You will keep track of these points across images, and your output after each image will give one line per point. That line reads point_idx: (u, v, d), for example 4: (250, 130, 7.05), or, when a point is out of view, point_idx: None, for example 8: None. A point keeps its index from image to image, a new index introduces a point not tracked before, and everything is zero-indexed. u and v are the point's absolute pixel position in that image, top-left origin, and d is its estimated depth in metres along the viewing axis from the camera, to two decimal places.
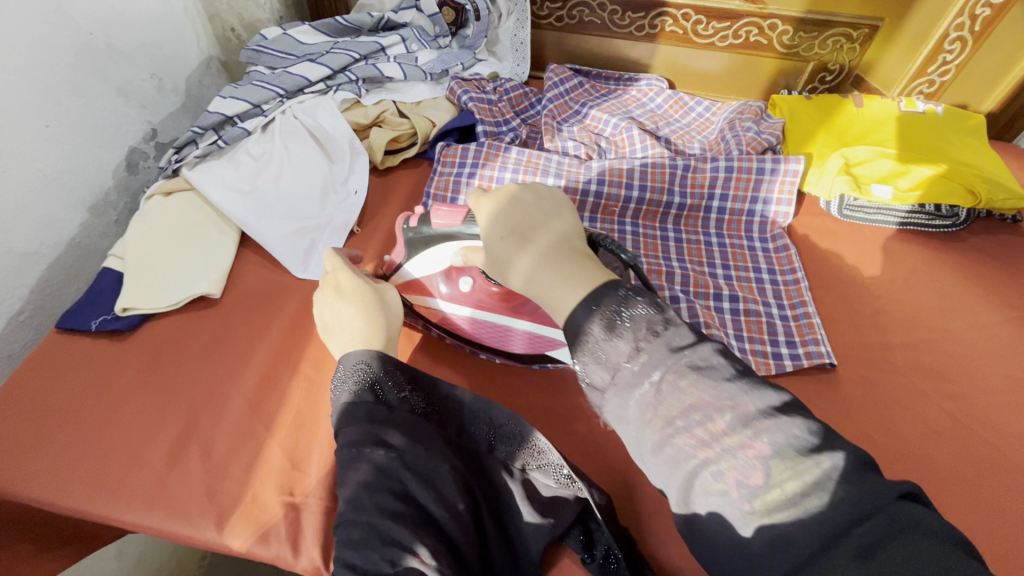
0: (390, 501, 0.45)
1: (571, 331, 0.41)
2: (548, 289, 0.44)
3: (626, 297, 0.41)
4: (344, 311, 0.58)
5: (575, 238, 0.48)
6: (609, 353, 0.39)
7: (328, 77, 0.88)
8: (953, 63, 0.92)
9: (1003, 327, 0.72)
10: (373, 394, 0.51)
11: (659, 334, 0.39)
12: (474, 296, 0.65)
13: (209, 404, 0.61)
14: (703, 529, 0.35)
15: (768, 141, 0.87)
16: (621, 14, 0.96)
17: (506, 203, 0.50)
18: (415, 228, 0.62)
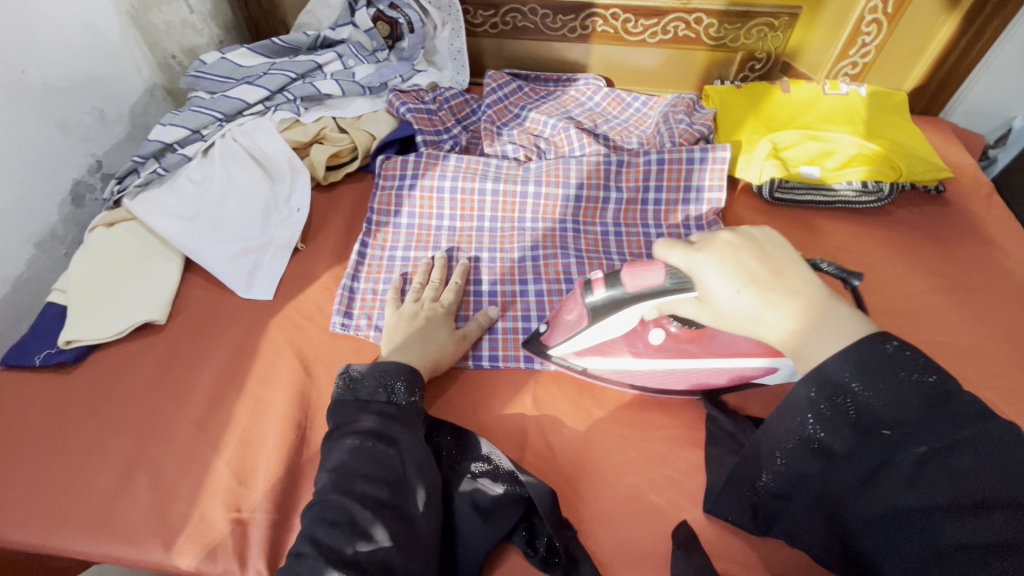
0: (369, 484, 0.49)
1: (832, 383, 0.41)
2: (809, 340, 0.45)
3: (897, 353, 0.41)
4: (433, 342, 0.66)
5: (814, 280, 0.48)
6: (867, 417, 0.40)
7: (266, 98, 0.89)
8: (873, 44, 0.95)
9: (927, 294, 0.76)
10: (384, 395, 0.56)
11: (941, 404, 0.39)
12: (663, 349, 0.61)
13: (157, 429, 0.62)
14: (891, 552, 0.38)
15: (699, 131, 0.90)
16: (553, 17, 0.99)
17: (727, 247, 0.50)
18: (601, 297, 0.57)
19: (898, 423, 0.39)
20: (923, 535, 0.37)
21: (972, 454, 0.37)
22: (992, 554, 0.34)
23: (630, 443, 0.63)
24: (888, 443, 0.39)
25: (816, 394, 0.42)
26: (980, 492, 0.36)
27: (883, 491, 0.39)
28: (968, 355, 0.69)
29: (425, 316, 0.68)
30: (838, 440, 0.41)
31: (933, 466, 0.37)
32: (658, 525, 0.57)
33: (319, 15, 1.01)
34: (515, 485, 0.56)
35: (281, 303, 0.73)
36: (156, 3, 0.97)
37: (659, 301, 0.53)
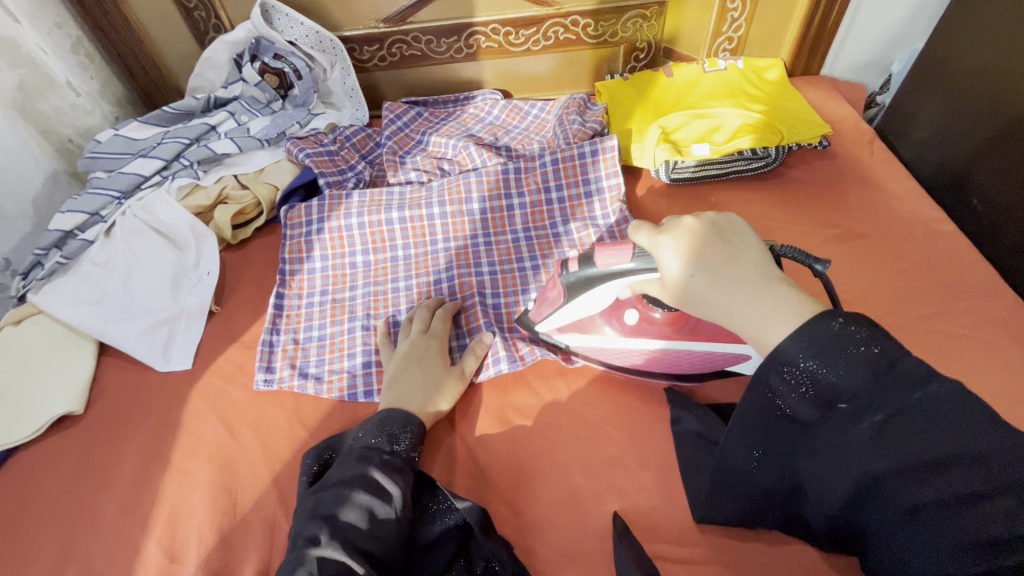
0: (359, 540, 0.49)
1: (780, 361, 0.41)
2: (755, 320, 0.44)
3: (842, 328, 0.40)
4: (431, 386, 0.65)
5: (772, 269, 0.47)
6: (823, 394, 0.40)
7: (163, 167, 0.89)
8: (741, 19, 0.99)
9: (823, 247, 0.79)
10: (388, 444, 0.57)
11: (881, 373, 0.39)
12: (639, 327, 0.64)
13: (83, 520, 0.61)
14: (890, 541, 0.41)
15: (592, 128, 0.92)
16: (436, 41, 1.01)
17: (686, 228, 0.50)
18: (577, 272, 0.62)
19: (856, 395, 0.39)
20: (905, 494, 0.39)
21: (924, 415, 0.38)
22: (960, 507, 0.37)
23: (556, 443, 0.64)
24: (843, 417, 0.40)
25: (767, 368, 0.42)
26: (931, 453, 0.38)
27: (848, 459, 0.41)
28: (866, 298, 0.73)
29: (419, 355, 0.67)
30: (801, 409, 0.42)
31: (890, 429, 0.39)
32: (587, 519, 0.59)
33: (209, 75, 1.01)
34: (459, 520, 0.57)
35: (200, 371, 0.73)
36: (41, 91, 0.94)
37: (629, 278, 0.58)
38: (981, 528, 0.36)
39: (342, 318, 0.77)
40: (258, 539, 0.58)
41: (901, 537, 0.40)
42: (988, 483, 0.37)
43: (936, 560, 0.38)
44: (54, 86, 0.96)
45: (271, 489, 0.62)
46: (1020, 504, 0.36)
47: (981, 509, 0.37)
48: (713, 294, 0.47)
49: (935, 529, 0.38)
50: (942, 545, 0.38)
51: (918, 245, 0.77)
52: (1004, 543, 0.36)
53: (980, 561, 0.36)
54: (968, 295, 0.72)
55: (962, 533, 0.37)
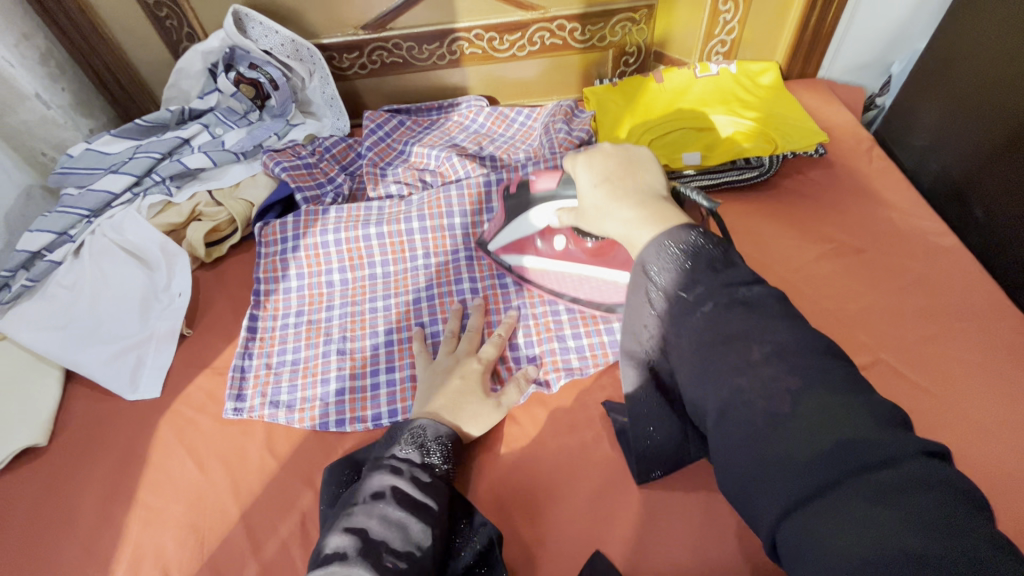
0: (398, 558, 0.46)
1: (641, 267, 0.46)
2: (629, 225, 0.49)
3: (693, 239, 0.44)
4: (468, 413, 0.61)
5: (661, 191, 0.51)
6: (672, 289, 0.44)
7: (134, 184, 0.86)
8: (733, 21, 0.96)
9: (819, 262, 0.76)
10: (420, 455, 0.55)
11: (719, 270, 0.42)
12: (568, 252, 0.69)
13: (43, 562, 0.59)
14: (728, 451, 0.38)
15: (579, 138, 0.88)
16: (418, 49, 0.98)
17: (600, 152, 0.55)
18: (513, 194, 0.72)
19: (692, 284, 0.42)
20: (709, 378, 0.39)
21: (749, 307, 0.40)
22: (758, 389, 0.37)
23: (539, 475, 0.61)
24: (681, 306, 0.43)
25: (638, 267, 0.46)
26: (748, 332, 0.39)
27: (691, 359, 0.41)
28: (863, 318, 0.69)
29: (462, 372, 0.65)
30: (660, 307, 0.45)
31: (723, 326, 0.40)
32: (569, 559, 0.56)
33: (184, 86, 0.97)
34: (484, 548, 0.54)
35: (169, 399, 0.70)
36: (9, 105, 0.92)
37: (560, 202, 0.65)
38: (773, 403, 0.36)
39: (317, 340, 0.74)
40: None
41: (740, 436, 0.37)
42: (795, 374, 0.36)
43: (747, 449, 0.36)
44: (22, 99, 0.93)
45: (239, 528, 0.59)
46: (812, 396, 0.35)
47: (773, 387, 0.36)
48: (606, 204, 0.51)
49: (743, 418, 0.37)
50: (773, 463, 0.35)
51: (918, 261, 0.74)
52: (784, 420, 0.35)
53: (811, 476, 0.33)
54: (971, 313, 0.68)
55: (759, 414, 0.36)
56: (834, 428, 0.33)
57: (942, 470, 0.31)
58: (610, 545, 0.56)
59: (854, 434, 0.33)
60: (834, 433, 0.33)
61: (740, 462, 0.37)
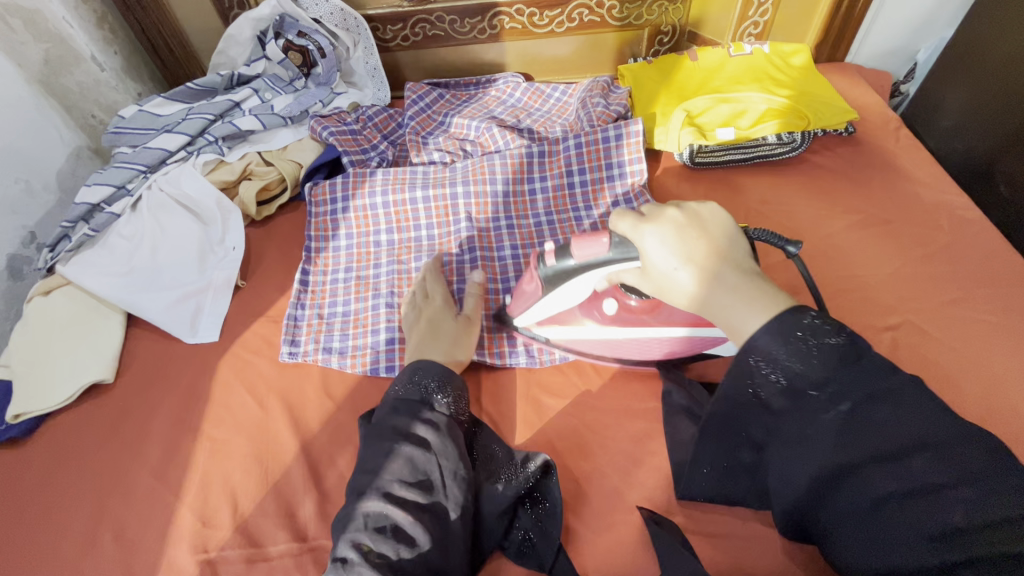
0: (407, 488, 0.51)
1: (754, 356, 0.43)
2: (728, 309, 0.45)
3: (812, 321, 0.42)
4: (444, 337, 0.67)
5: (748, 262, 0.47)
6: (794, 379, 0.41)
7: (188, 143, 0.90)
8: (768, 3, 0.98)
9: (848, 232, 0.79)
10: (424, 395, 0.58)
11: (851, 363, 0.41)
12: (618, 317, 0.64)
13: (118, 485, 0.63)
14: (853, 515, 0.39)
15: (617, 111, 0.91)
16: (460, 22, 1.01)
17: (675, 223, 0.48)
18: (552, 265, 0.59)
19: (824, 382, 0.41)
20: (834, 464, 0.40)
21: (889, 402, 0.39)
22: (914, 497, 0.37)
23: (583, 421, 0.65)
24: (813, 405, 0.41)
25: (744, 349, 0.44)
26: (897, 442, 0.39)
27: (811, 447, 0.41)
28: (892, 285, 0.73)
29: (429, 317, 0.69)
30: (774, 396, 0.43)
31: (860, 415, 0.40)
32: (615, 494, 0.59)
33: (232, 53, 1.01)
34: (520, 475, 0.57)
35: (228, 342, 0.74)
36: (66, 66, 0.94)
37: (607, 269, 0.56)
38: (938, 514, 0.36)
39: (367, 295, 0.77)
40: (289, 508, 0.59)
41: (886, 525, 0.38)
42: (926, 455, 0.38)
43: (903, 556, 0.37)
44: (79, 60, 0.96)
45: (300, 459, 0.62)
46: (969, 492, 0.36)
47: (938, 497, 0.36)
48: (693, 287, 0.47)
49: (899, 522, 0.37)
50: (900, 541, 0.37)
51: (945, 233, 0.77)
52: (947, 529, 0.36)
53: (936, 552, 0.36)
54: (996, 281, 0.71)
55: (924, 526, 0.36)
56: (989, 512, 0.35)
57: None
58: (652, 481, 0.59)
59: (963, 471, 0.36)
60: (980, 519, 0.35)
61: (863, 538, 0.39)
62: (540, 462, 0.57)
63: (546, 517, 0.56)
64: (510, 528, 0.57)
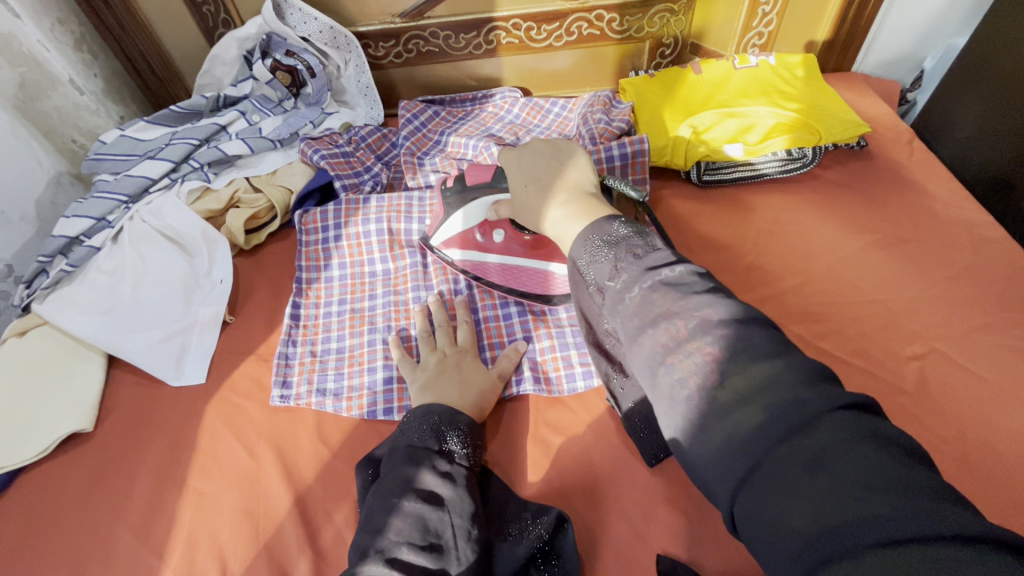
0: (416, 551, 0.46)
1: (575, 262, 0.47)
2: (560, 223, 0.51)
3: (619, 227, 0.46)
4: (471, 385, 0.63)
5: (590, 186, 0.54)
6: (596, 267, 0.45)
7: (171, 170, 0.85)
8: (773, 13, 0.95)
9: (865, 253, 0.75)
10: (436, 442, 0.55)
11: (639, 257, 0.43)
12: (506, 244, 0.71)
13: (96, 546, 0.58)
14: (659, 402, 0.38)
15: (620, 128, 0.88)
16: (455, 37, 0.97)
17: (531, 155, 0.57)
18: (452, 187, 0.72)
19: (618, 274, 0.43)
20: (630, 345, 0.40)
21: (666, 288, 0.39)
22: (686, 370, 0.36)
23: (596, 465, 0.61)
24: (613, 296, 0.42)
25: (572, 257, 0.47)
26: (676, 313, 0.38)
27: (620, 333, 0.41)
28: (915, 310, 0.69)
29: (455, 363, 0.65)
30: (595, 296, 0.46)
31: (649, 298, 0.40)
32: (634, 547, 0.55)
33: (218, 73, 0.97)
34: (535, 534, 0.54)
35: (215, 384, 0.69)
36: (42, 90, 0.90)
37: (497, 196, 0.68)
38: (703, 382, 0.35)
39: (362, 329, 0.73)
40: (281, 570, 0.55)
41: (680, 400, 0.36)
42: (720, 345, 0.35)
43: (693, 433, 0.35)
44: (56, 84, 0.91)
45: (293, 513, 0.58)
46: (743, 371, 0.34)
47: (709, 367, 0.35)
48: (541, 206, 0.53)
49: (701, 408, 0.35)
50: (703, 428, 0.34)
51: (967, 252, 0.74)
52: (713, 394, 0.34)
53: (722, 430, 0.33)
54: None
55: (705, 404, 0.34)
56: (766, 400, 0.32)
57: (871, 425, 0.30)
58: (672, 530, 0.55)
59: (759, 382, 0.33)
60: (765, 402, 0.32)
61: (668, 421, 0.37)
62: (558, 517, 0.54)
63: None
64: None
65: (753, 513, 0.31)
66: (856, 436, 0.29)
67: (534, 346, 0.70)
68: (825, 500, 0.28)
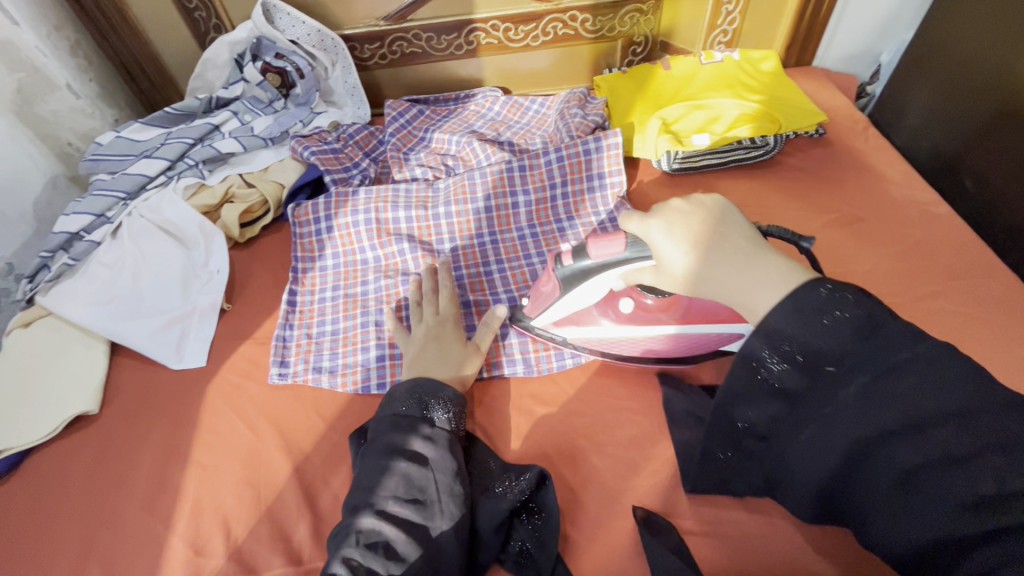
0: (400, 505, 0.51)
1: (770, 340, 0.41)
2: (746, 291, 0.44)
3: (828, 295, 0.40)
4: (450, 357, 0.66)
5: (757, 238, 0.47)
6: (813, 359, 0.40)
7: (167, 168, 0.89)
8: (735, 12, 1.01)
9: (823, 231, 0.81)
10: (421, 410, 0.58)
11: (868, 336, 0.39)
12: (635, 315, 0.66)
13: (106, 517, 0.62)
14: (896, 493, 0.37)
15: (594, 121, 0.93)
16: (437, 39, 1.02)
17: (679, 216, 0.48)
18: (569, 265, 0.60)
19: (842, 356, 0.39)
20: (839, 435, 0.39)
21: (913, 376, 0.38)
22: (948, 467, 0.35)
23: (576, 430, 0.65)
24: (830, 384, 0.40)
25: (771, 341, 0.41)
26: (919, 413, 0.37)
27: (829, 430, 0.40)
28: (867, 281, 0.75)
29: (436, 335, 0.68)
30: (789, 380, 0.41)
31: (874, 392, 0.38)
32: (611, 500, 0.59)
33: (209, 77, 1.01)
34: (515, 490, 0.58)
35: (215, 367, 0.73)
36: (39, 94, 0.93)
37: (624, 267, 0.56)
38: (971, 485, 0.35)
39: (354, 312, 0.77)
40: (282, 532, 0.59)
41: (931, 494, 0.36)
42: (950, 425, 0.36)
43: (938, 526, 0.36)
44: (53, 88, 0.95)
45: (293, 480, 0.62)
46: (1011, 466, 0.34)
47: (929, 440, 0.36)
48: (710, 271, 0.46)
49: (926, 492, 0.36)
50: (929, 511, 0.36)
51: (915, 228, 0.80)
52: (984, 500, 0.34)
53: (962, 511, 0.35)
54: (967, 274, 0.74)
55: (955, 496, 0.35)
56: (1012, 481, 0.34)
57: None
58: (646, 484, 0.60)
59: (1000, 440, 0.35)
60: (997, 474, 0.34)
61: (883, 518, 0.38)
62: (539, 476, 0.58)
63: (541, 529, 0.57)
64: (505, 541, 0.57)
65: None
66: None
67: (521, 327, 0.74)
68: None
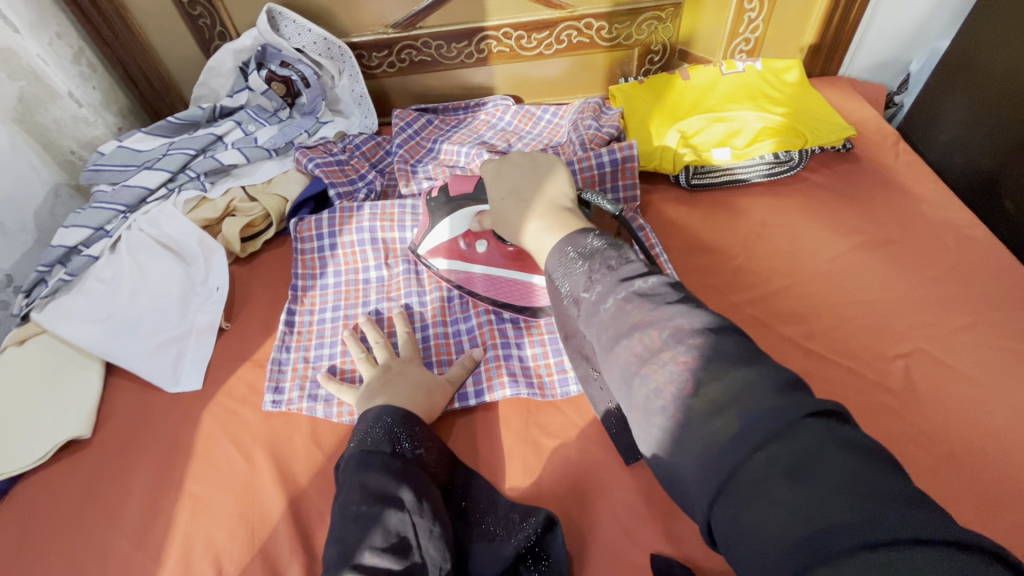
0: (379, 555, 0.47)
1: (549, 269, 0.48)
2: (537, 234, 0.52)
3: (591, 240, 0.47)
4: (417, 388, 0.64)
5: (567, 199, 0.56)
6: (572, 281, 0.46)
7: (169, 179, 0.87)
8: (758, 19, 0.97)
9: (852, 254, 0.77)
10: (390, 445, 0.55)
11: (616, 267, 0.44)
12: (489, 255, 0.70)
13: (91, 553, 0.59)
14: (636, 405, 0.39)
15: (609, 133, 0.89)
16: (446, 47, 0.99)
17: (510, 167, 0.59)
18: (436, 198, 0.73)
19: (592, 284, 0.44)
20: (604, 346, 0.42)
21: (649, 299, 0.41)
22: (665, 381, 0.37)
23: (588, 468, 0.61)
24: (587, 306, 0.44)
25: (547, 269, 0.49)
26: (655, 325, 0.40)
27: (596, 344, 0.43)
28: (900, 310, 0.70)
29: (399, 370, 0.66)
30: (568, 308, 0.47)
31: (622, 313, 0.42)
32: (624, 545, 0.56)
33: (214, 84, 0.98)
34: (511, 528, 0.55)
35: (211, 391, 0.70)
36: (41, 103, 0.90)
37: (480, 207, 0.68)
38: (682, 391, 0.36)
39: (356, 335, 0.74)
40: (274, 573, 0.55)
41: (653, 406, 0.37)
42: (696, 355, 0.37)
43: (671, 445, 0.36)
44: (55, 97, 0.92)
45: (288, 516, 0.59)
46: (714, 377, 0.35)
47: (681, 375, 0.37)
48: (518, 219, 0.55)
49: (661, 409, 0.37)
50: (669, 430, 0.36)
51: (949, 251, 0.75)
52: (693, 402, 0.35)
53: (692, 428, 0.35)
54: (1009, 302, 0.69)
55: (705, 432, 0.34)
56: (739, 408, 0.33)
57: (851, 440, 0.31)
58: (661, 531, 0.56)
59: (758, 409, 0.33)
60: (741, 411, 0.33)
61: (640, 427, 0.39)
62: (544, 518, 0.55)
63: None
64: None
65: (731, 519, 0.32)
66: (823, 441, 0.31)
67: (526, 352, 0.72)
68: (824, 521, 0.28)
